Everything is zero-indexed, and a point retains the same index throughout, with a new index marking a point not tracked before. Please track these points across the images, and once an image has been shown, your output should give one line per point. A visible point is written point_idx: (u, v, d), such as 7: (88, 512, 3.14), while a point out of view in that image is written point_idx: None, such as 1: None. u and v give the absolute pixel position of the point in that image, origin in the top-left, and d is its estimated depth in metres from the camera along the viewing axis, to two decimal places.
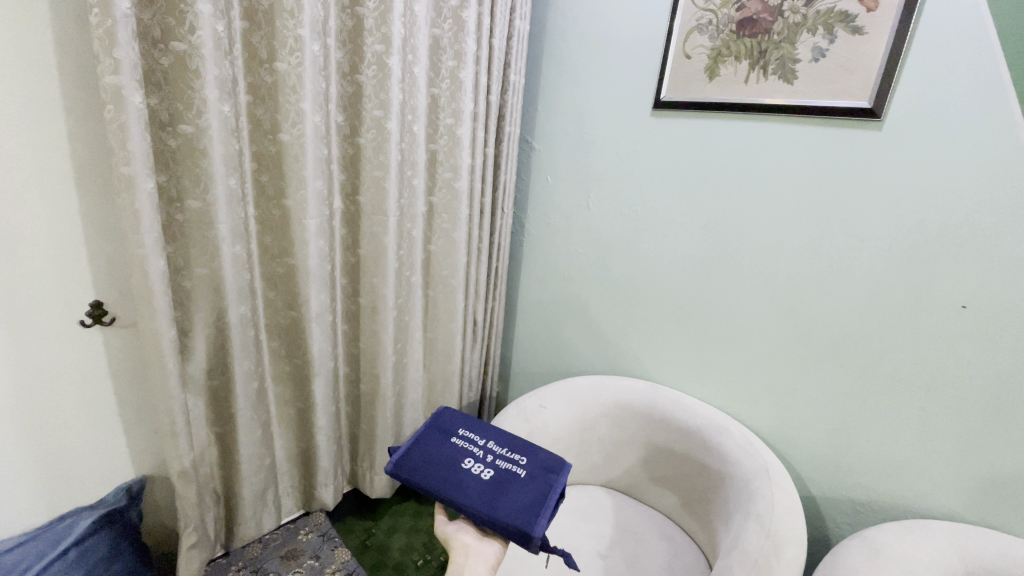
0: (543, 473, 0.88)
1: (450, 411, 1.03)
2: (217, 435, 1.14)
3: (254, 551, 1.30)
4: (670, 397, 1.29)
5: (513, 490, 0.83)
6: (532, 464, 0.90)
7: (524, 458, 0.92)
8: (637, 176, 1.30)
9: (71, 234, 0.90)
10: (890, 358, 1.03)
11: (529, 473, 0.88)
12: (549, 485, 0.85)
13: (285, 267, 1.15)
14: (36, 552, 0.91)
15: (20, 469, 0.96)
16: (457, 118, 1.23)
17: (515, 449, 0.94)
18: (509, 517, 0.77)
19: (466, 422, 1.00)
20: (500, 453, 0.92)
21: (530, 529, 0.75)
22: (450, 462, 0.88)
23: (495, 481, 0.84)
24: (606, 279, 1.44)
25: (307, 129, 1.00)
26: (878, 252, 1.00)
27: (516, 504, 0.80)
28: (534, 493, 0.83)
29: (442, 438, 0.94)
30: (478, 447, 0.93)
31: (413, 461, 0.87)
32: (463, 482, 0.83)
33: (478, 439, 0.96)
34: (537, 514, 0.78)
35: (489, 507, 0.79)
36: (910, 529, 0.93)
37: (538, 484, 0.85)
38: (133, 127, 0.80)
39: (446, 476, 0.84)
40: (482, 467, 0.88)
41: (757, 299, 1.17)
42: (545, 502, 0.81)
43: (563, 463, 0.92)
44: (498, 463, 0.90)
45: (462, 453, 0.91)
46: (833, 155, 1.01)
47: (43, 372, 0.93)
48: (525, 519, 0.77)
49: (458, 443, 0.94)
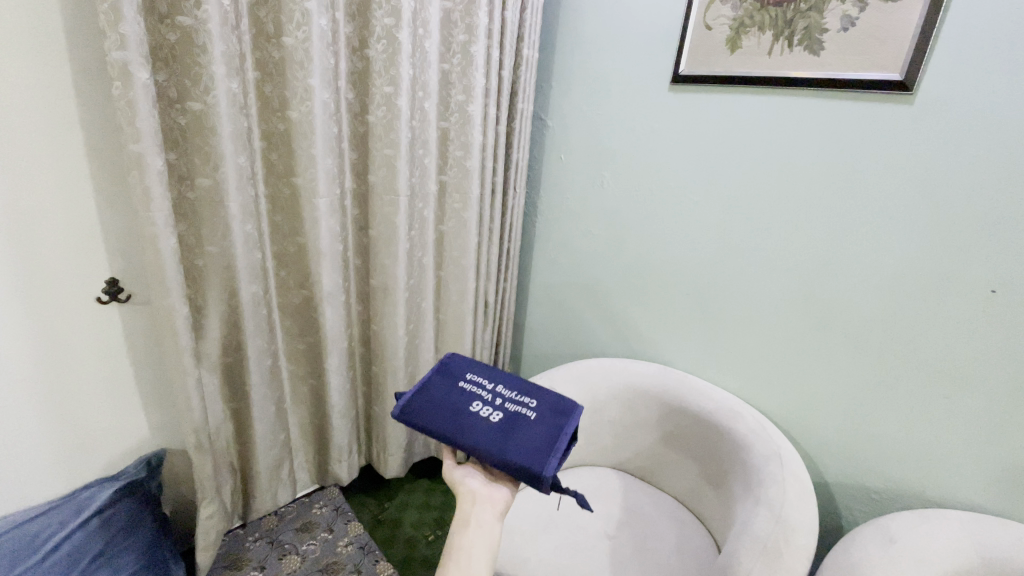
0: (554, 415, 0.86)
1: (457, 354, 1.00)
2: (232, 410, 1.17)
3: (271, 523, 1.31)
4: (682, 380, 1.27)
5: (523, 432, 0.82)
6: (543, 405, 0.88)
7: (535, 400, 0.89)
8: (652, 154, 1.27)
9: (85, 211, 0.92)
10: (913, 343, 0.99)
11: (539, 416, 0.86)
12: (560, 427, 0.84)
13: (296, 246, 1.15)
14: (59, 519, 0.95)
15: (44, 438, 0.99)
16: (468, 96, 1.21)
17: (524, 391, 0.92)
18: (519, 459, 0.77)
19: (474, 365, 0.97)
20: (510, 396, 0.90)
21: (541, 471, 0.75)
22: (458, 406, 0.86)
23: (504, 424, 0.83)
24: (619, 260, 1.42)
25: (316, 107, 0.99)
26: (904, 235, 0.96)
27: (527, 446, 0.79)
28: (544, 435, 0.82)
29: (449, 382, 0.92)
30: (486, 390, 0.91)
31: (419, 406, 0.86)
32: (471, 426, 0.82)
33: (487, 383, 0.93)
34: (548, 456, 0.78)
35: (498, 451, 0.78)
36: (926, 519, 0.90)
37: (548, 426, 0.84)
38: (141, 104, 0.79)
39: (455, 420, 0.83)
40: (490, 410, 0.86)
41: (775, 281, 1.14)
42: (556, 443, 0.80)
43: (574, 404, 0.90)
44: (507, 405, 0.87)
45: (470, 397, 0.88)
46: (860, 132, 0.96)
47: (62, 346, 0.96)
48: (536, 462, 0.77)
49: (465, 386, 0.91)
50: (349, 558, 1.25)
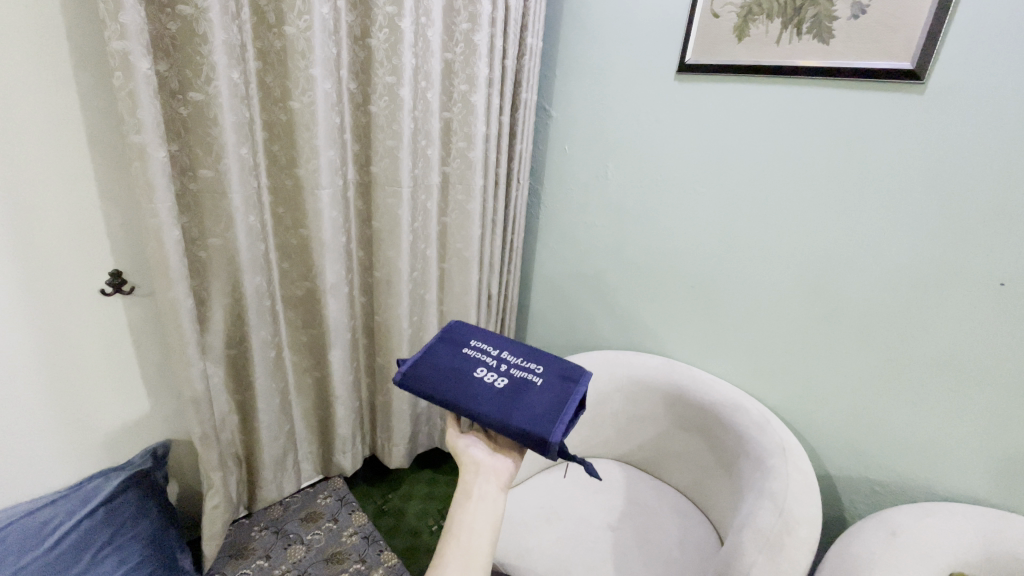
0: (561, 381, 0.85)
1: (461, 323, 0.99)
2: (236, 402, 1.17)
3: (276, 513, 1.33)
4: (686, 373, 1.27)
5: (528, 397, 0.81)
6: (549, 372, 0.88)
7: (541, 367, 0.89)
8: (657, 144, 1.25)
9: (88, 203, 0.91)
10: (922, 335, 0.98)
11: (545, 382, 0.85)
12: (567, 393, 0.83)
13: (299, 238, 1.15)
14: (66, 510, 0.96)
15: (51, 429, 1.00)
16: (471, 85, 1.19)
17: (530, 358, 0.91)
18: (525, 424, 0.76)
19: (479, 333, 0.97)
20: (515, 362, 0.89)
21: (547, 436, 0.74)
22: (462, 371, 0.85)
23: (509, 389, 0.82)
24: (623, 252, 1.41)
25: (318, 97, 0.98)
26: (912, 227, 0.94)
27: (533, 412, 0.79)
28: (551, 400, 0.81)
29: (453, 349, 0.91)
30: (490, 356, 0.90)
31: (423, 371, 0.86)
32: (476, 391, 0.81)
33: (492, 349, 0.92)
34: (554, 422, 0.76)
35: (503, 416, 0.77)
36: (929, 512, 0.90)
37: (554, 392, 0.83)
38: (142, 94, 0.79)
39: (459, 385, 0.83)
40: (495, 375, 0.85)
41: (780, 273, 1.13)
42: (563, 409, 0.79)
43: (581, 371, 0.89)
44: (513, 371, 0.87)
45: (474, 362, 0.88)
46: (869, 123, 0.95)
47: (67, 337, 0.96)
48: (542, 426, 0.76)
49: (470, 353, 0.91)
50: (353, 548, 1.27)
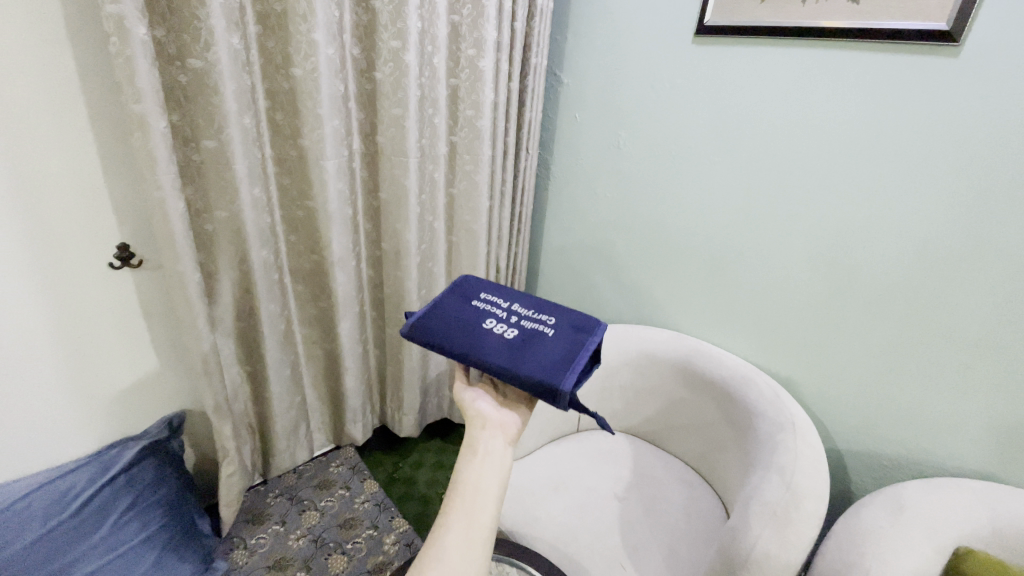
0: (573, 331, 0.84)
1: (471, 277, 0.98)
2: (248, 373, 1.19)
3: (290, 480, 1.36)
4: (695, 347, 1.26)
5: (539, 348, 0.80)
6: (561, 323, 0.86)
7: (552, 318, 0.87)
8: (671, 111, 1.21)
9: (91, 174, 0.90)
10: (940, 309, 0.96)
11: (557, 332, 0.83)
12: (579, 343, 0.81)
13: (305, 209, 1.13)
14: (87, 477, 0.99)
15: (67, 399, 1.02)
16: (479, 50, 1.14)
17: (542, 309, 0.89)
18: (536, 374, 0.75)
19: (489, 286, 0.95)
20: (526, 313, 0.88)
21: (558, 386, 0.73)
22: (471, 323, 0.85)
23: (519, 340, 0.81)
24: (633, 224, 1.38)
25: (321, 63, 0.94)
26: (936, 200, 0.91)
27: (544, 362, 0.77)
28: (562, 350, 0.79)
29: (463, 302, 0.90)
30: (500, 308, 0.89)
31: (431, 323, 0.85)
32: (485, 343, 0.81)
33: (502, 301, 0.91)
34: (565, 371, 0.75)
35: (513, 366, 0.77)
36: (939, 487, 0.90)
37: (566, 342, 0.81)
38: (139, 62, 0.76)
39: (467, 337, 0.82)
40: (505, 327, 0.84)
41: (796, 246, 1.11)
42: (574, 359, 0.77)
43: (595, 321, 0.87)
44: (523, 322, 0.85)
45: (483, 315, 0.87)
46: (898, 89, 0.90)
47: (78, 310, 0.97)
48: (553, 376, 0.75)
49: (479, 305, 0.90)
50: (365, 514, 1.30)
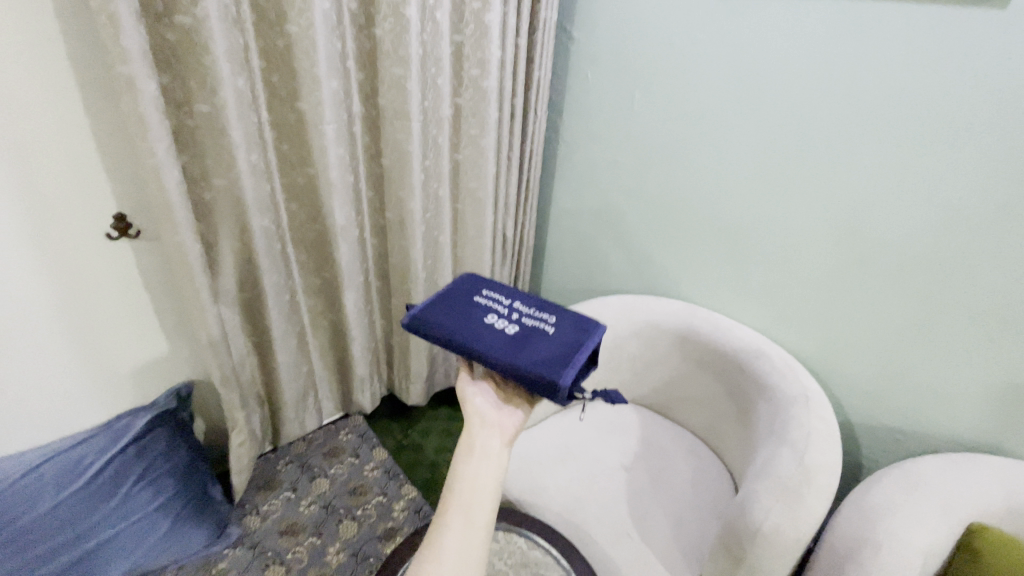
0: (574, 329, 0.82)
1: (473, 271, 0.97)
2: (254, 344, 1.18)
3: (300, 448, 1.38)
4: (706, 318, 1.23)
5: (539, 343, 0.78)
6: (563, 321, 0.84)
7: (554, 315, 0.86)
8: (689, 70, 1.14)
9: (82, 141, 0.87)
10: (966, 280, 0.92)
11: (558, 329, 0.82)
12: (580, 340, 0.80)
13: (305, 177, 1.09)
14: (98, 447, 1.00)
15: (75, 370, 1.02)
16: (484, 3, 1.07)
17: (544, 305, 0.88)
18: (534, 368, 0.73)
19: (491, 281, 0.94)
20: (528, 308, 0.87)
21: (557, 380, 0.71)
22: (472, 317, 0.83)
23: (520, 335, 0.80)
24: (646, 191, 1.33)
25: (316, 18, 0.89)
26: (970, 166, 0.86)
27: (543, 357, 0.76)
28: (563, 347, 0.78)
29: (464, 294, 0.89)
30: (502, 303, 0.87)
31: (431, 313, 0.84)
32: (485, 335, 0.79)
33: (503, 296, 0.89)
34: (564, 366, 0.74)
35: (512, 359, 0.75)
36: (954, 463, 0.89)
37: (567, 339, 0.80)
38: (124, 19, 0.71)
39: (467, 329, 0.81)
40: (505, 322, 0.83)
41: (816, 215, 1.06)
42: (574, 356, 0.76)
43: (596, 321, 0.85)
44: (524, 318, 0.84)
45: (484, 308, 0.85)
46: (936, 44, 0.84)
47: (79, 282, 0.96)
48: (552, 371, 0.73)
49: (480, 298, 0.88)
50: (375, 482, 1.32)
